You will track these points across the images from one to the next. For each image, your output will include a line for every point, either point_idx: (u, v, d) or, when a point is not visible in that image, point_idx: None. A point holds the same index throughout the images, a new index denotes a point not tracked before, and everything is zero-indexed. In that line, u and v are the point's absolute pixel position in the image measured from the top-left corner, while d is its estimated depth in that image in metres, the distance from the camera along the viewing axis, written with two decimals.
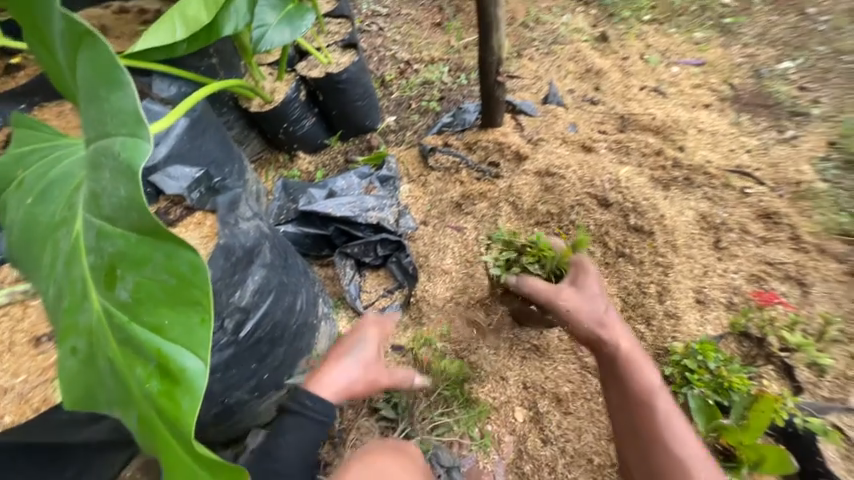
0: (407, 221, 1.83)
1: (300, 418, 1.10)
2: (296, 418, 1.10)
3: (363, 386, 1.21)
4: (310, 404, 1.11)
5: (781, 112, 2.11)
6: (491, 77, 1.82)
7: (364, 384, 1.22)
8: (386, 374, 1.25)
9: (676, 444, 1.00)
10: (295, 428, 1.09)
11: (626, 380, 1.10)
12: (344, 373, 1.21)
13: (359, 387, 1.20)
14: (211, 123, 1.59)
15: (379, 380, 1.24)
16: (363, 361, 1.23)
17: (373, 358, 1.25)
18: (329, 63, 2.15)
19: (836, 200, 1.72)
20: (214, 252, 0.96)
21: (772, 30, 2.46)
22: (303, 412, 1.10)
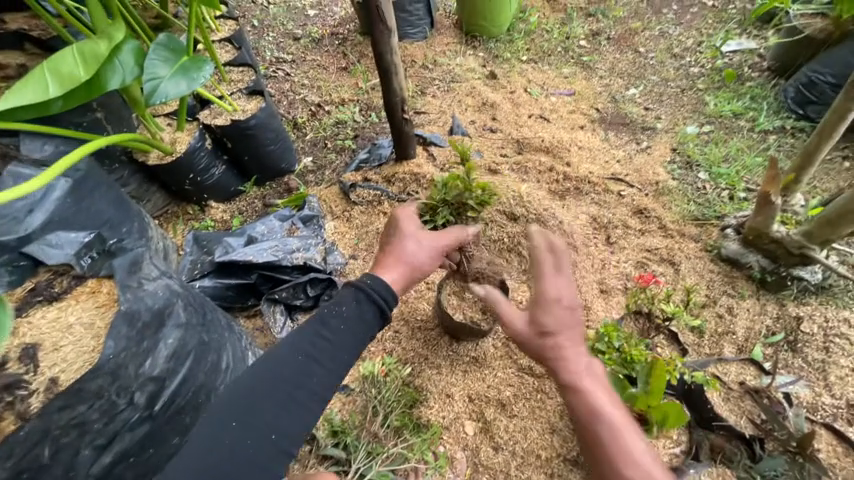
0: (336, 257, 1.83)
1: (322, 337, 1.05)
2: (320, 329, 1.07)
3: (418, 269, 1.25)
4: (347, 310, 1.09)
5: (636, 128, 2.61)
6: (398, 114, 1.96)
7: (430, 264, 1.30)
8: (440, 247, 1.33)
9: (635, 455, 0.99)
10: (322, 338, 1.05)
11: (586, 394, 1.07)
12: (407, 251, 1.26)
13: (422, 268, 1.26)
14: (102, 183, 1.47)
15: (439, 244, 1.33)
16: (417, 246, 1.28)
17: (420, 236, 1.31)
18: (235, 110, 2.13)
19: (685, 192, 2.15)
20: (116, 320, 0.85)
21: (618, 65, 3.06)
22: (324, 348, 1.05)
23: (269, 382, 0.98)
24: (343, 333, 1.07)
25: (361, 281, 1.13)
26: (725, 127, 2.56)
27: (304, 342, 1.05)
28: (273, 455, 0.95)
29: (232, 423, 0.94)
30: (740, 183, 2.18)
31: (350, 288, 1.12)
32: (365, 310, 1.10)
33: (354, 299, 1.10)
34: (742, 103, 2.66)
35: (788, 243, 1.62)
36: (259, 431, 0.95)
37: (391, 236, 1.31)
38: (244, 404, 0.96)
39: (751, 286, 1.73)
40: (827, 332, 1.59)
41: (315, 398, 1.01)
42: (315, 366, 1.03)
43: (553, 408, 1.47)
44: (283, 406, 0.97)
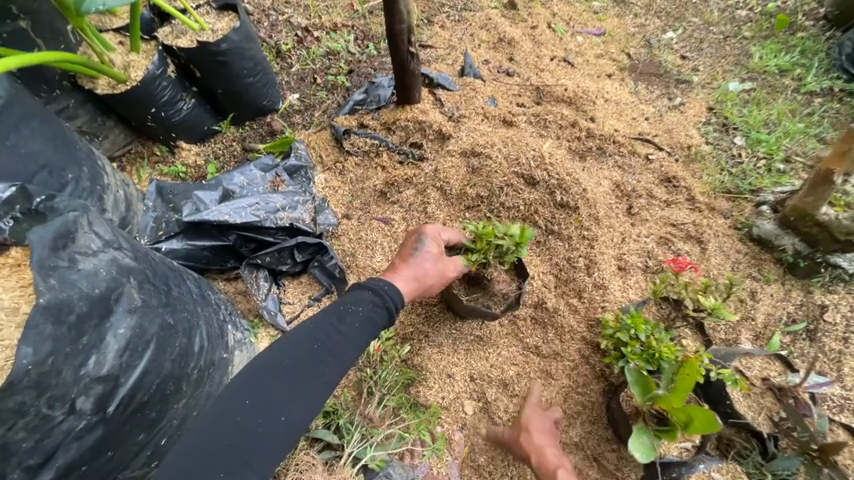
0: (327, 217, 1.59)
1: (336, 330, 0.99)
2: (335, 319, 1.00)
3: (423, 274, 1.17)
4: (363, 310, 1.03)
5: (670, 80, 2.29)
6: (403, 48, 1.62)
7: (437, 281, 1.20)
8: (454, 263, 1.26)
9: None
10: (336, 330, 0.99)
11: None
12: (419, 257, 1.19)
13: (428, 277, 1.17)
14: (34, 117, 1.19)
15: (451, 272, 1.24)
16: (428, 255, 1.20)
17: (438, 246, 1.24)
18: (203, 29, 1.73)
19: (718, 160, 1.93)
20: (34, 318, 0.64)
21: (657, 2, 2.63)
22: (338, 339, 0.98)
23: (281, 364, 0.93)
24: (356, 330, 1.00)
25: (378, 285, 1.08)
26: (768, 85, 2.26)
27: (319, 331, 0.99)
28: (276, 437, 0.87)
29: (246, 397, 0.88)
30: (779, 152, 1.96)
31: (366, 290, 1.06)
32: (377, 309, 1.05)
33: (368, 300, 1.05)
34: (791, 57, 2.34)
35: (833, 228, 1.46)
36: (268, 409, 0.88)
37: (412, 240, 1.24)
38: (258, 379, 0.90)
39: (778, 270, 1.61)
40: (851, 322, 1.50)
41: (325, 385, 0.95)
42: (328, 357, 0.97)
43: (557, 390, 1.39)
44: (292, 390, 0.91)
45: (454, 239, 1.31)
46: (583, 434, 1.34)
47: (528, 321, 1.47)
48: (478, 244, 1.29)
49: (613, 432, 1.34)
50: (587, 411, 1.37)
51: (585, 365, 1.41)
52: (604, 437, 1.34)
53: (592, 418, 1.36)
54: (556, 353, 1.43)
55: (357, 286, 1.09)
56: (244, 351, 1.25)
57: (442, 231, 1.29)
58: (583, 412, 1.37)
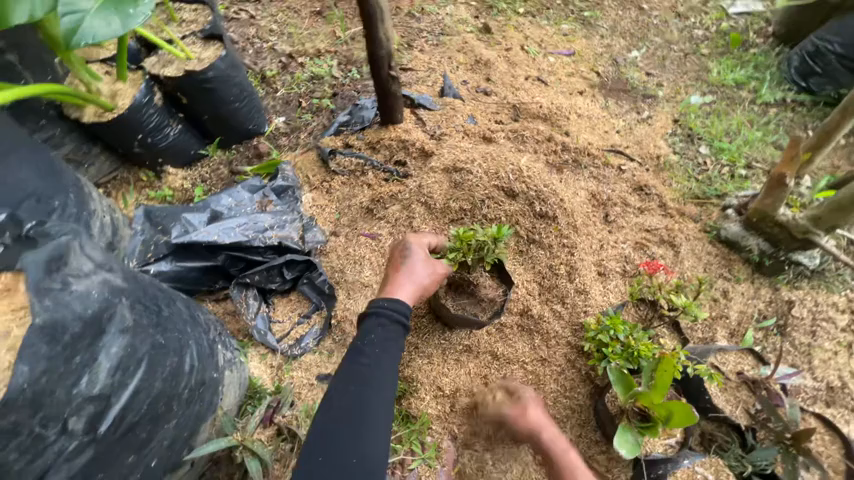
0: (315, 235, 1.63)
1: (361, 362, 1.03)
2: (358, 357, 1.04)
3: (414, 271, 1.22)
4: (376, 334, 1.07)
5: (637, 95, 2.44)
6: (384, 72, 1.71)
7: (433, 282, 1.25)
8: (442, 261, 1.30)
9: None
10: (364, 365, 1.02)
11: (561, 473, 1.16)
12: (409, 261, 1.24)
13: (422, 279, 1.21)
14: (21, 147, 1.21)
15: (441, 269, 1.28)
16: (419, 258, 1.25)
17: (424, 250, 1.30)
18: (189, 58, 1.78)
19: (686, 169, 2.05)
20: (30, 338, 0.67)
21: (621, 24, 2.82)
22: (370, 372, 1.01)
23: (336, 414, 0.96)
24: (379, 354, 1.04)
25: (376, 304, 1.11)
26: (727, 98, 2.43)
27: (348, 373, 1.02)
28: (368, 475, 0.90)
29: (320, 457, 0.91)
30: (741, 160, 2.09)
31: (371, 315, 1.09)
32: (392, 325, 1.09)
33: (374, 323, 1.09)
34: (745, 72, 2.52)
35: (792, 227, 1.57)
36: (343, 454, 0.91)
37: (399, 248, 1.30)
38: (323, 437, 0.94)
39: (746, 269, 1.70)
40: (816, 315, 1.59)
41: (383, 415, 0.98)
42: (367, 391, 0.99)
43: (546, 395, 1.42)
44: (356, 431, 0.93)
45: (435, 242, 1.37)
46: (572, 438, 1.37)
47: (515, 328, 1.51)
48: (459, 245, 1.35)
49: (601, 434, 1.37)
50: (576, 414, 1.40)
51: (571, 369, 1.45)
52: (592, 439, 1.37)
53: (581, 421, 1.39)
54: (543, 359, 1.47)
55: (361, 314, 1.13)
56: (235, 370, 1.25)
57: (425, 237, 1.36)
58: (571, 416, 1.40)
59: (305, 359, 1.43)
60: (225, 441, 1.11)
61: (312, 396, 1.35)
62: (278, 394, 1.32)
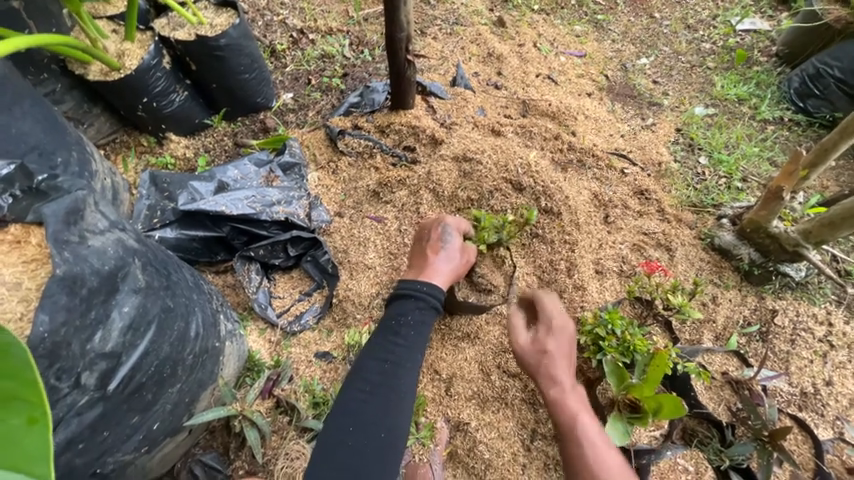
0: (320, 214, 1.63)
1: (397, 344, 1.06)
2: (394, 338, 1.07)
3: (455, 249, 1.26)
4: (413, 317, 1.09)
5: (643, 102, 2.48)
6: (402, 54, 1.69)
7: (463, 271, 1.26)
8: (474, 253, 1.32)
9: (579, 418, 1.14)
10: (395, 344, 1.06)
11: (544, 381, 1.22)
12: (446, 241, 1.26)
13: (458, 268, 1.23)
14: (26, 99, 1.18)
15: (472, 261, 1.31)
16: (456, 246, 1.26)
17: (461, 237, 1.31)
18: (201, 24, 1.74)
19: (685, 177, 2.11)
20: (49, 290, 0.66)
21: (632, 30, 2.85)
22: (403, 355, 1.05)
23: (368, 387, 1.00)
24: (414, 339, 1.07)
25: (415, 288, 1.13)
26: (728, 112, 2.49)
27: (382, 351, 1.06)
28: (391, 454, 0.95)
29: (350, 427, 0.95)
30: (738, 173, 2.16)
31: (409, 297, 1.11)
32: (427, 312, 1.11)
33: (413, 306, 1.11)
34: (747, 88, 2.58)
35: (783, 240, 1.63)
36: (371, 427, 0.96)
37: (434, 228, 1.31)
38: (352, 411, 0.97)
39: (736, 277, 1.77)
40: (796, 325, 1.67)
41: (407, 395, 1.02)
42: (393, 370, 1.03)
43: (538, 384, 1.47)
44: (384, 407, 0.98)
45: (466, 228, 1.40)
46: None
47: None
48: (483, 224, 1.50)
49: None
50: None
51: None
52: None
53: None
54: None
55: (398, 293, 1.14)
56: (235, 341, 1.25)
57: (460, 221, 1.38)
58: None
59: (304, 335, 1.44)
60: (225, 410, 1.12)
61: (310, 372, 1.35)
62: (276, 368, 1.32)
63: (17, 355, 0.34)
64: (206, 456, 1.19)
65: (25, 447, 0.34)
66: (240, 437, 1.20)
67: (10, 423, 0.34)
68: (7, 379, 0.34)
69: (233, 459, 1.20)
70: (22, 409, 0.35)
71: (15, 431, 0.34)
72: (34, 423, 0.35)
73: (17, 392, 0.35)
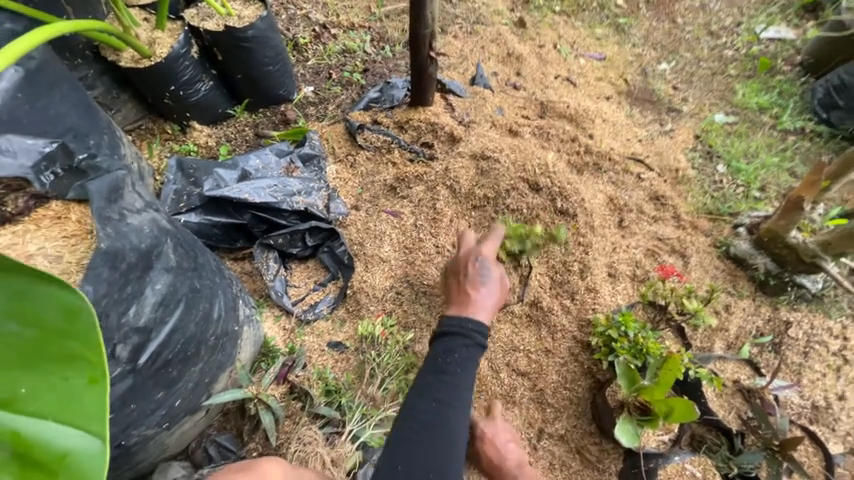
0: (338, 206, 1.66)
1: (445, 381, 1.04)
2: (440, 374, 1.06)
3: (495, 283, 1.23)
4: (460, 355, 1.07)
5: (661, 108, 2.46)
6: (425, 51, 1.70)
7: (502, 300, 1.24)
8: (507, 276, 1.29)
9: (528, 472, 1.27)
10: (446, 383, 1.04)
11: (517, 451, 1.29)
12: (484, 275, 1.24)
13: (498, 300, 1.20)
14: (63, 82, 1.22)
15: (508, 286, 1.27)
16: (495, 278, 1.23)
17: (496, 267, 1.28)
18: (229, 15, 1.77)
19: (702, 184, 2.09)
20: (94, 261, 0.70)
21: (653, 35, 2.83)
22: (452, 394, 1.03)
23: (416, 425, 1.00)
24: (462, 376, 1.05)
25: (464, 324, 1.10)
26: (749, 121, 2.46)
27: (430, 388, 1.05)
28: None
29: (399, 467, 0.96)
30: (756, 182, 2.14)
31: (455, 334, 1.09)
32: (474, 350, 1.09)
33: (460, 344, 1.08)
34: (769, 97, 2.55)
35: (801, 250, 1.60)
36: (420, 468, 0.96)
37: (470, 263, 1.28)
38: (402, 447, 0.98)
39: (750, 287, 1.75)
40: (811, 338, 1.66)
41: (456, 435, 1.01)
42: (443, 409, 1.02)
43: (547, 384, 1.48)
44: (433, 447, 0.98)
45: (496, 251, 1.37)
46: (567, 427, 1.44)
47: (523, 318, 1.57)
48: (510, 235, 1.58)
49: (596, 426, 1.43)
50: (573, 406, 1.46)
51: (574, 363, 1.50)
52: (587, 430, 1.43)
53: (577, 413, 1.45)
54: (547, 349, 1.52)
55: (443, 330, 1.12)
56: (252, 326, 1.28)
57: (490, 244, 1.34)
58: (569, 407, 1.46)
59: (318, 324, 1.46)
60: (241, 392, 1.14)
61: (322, 360, 1.38)
62: (291, 355, 1.36)
63: (83, 315, 0.35)
64: (221, 436, 1.23)
65: (84, 403, 0.35)
66: (254, 420, 1.23)
67: (74, 380, 0.35)
68: (75, 339, 0.35)
69: (247, 441, 1.22)
70: (83, 368, 0.35)
71: (77, 387, 0.35)
72: (92, 384, 0.35)
73: (80, 352, 0.36)
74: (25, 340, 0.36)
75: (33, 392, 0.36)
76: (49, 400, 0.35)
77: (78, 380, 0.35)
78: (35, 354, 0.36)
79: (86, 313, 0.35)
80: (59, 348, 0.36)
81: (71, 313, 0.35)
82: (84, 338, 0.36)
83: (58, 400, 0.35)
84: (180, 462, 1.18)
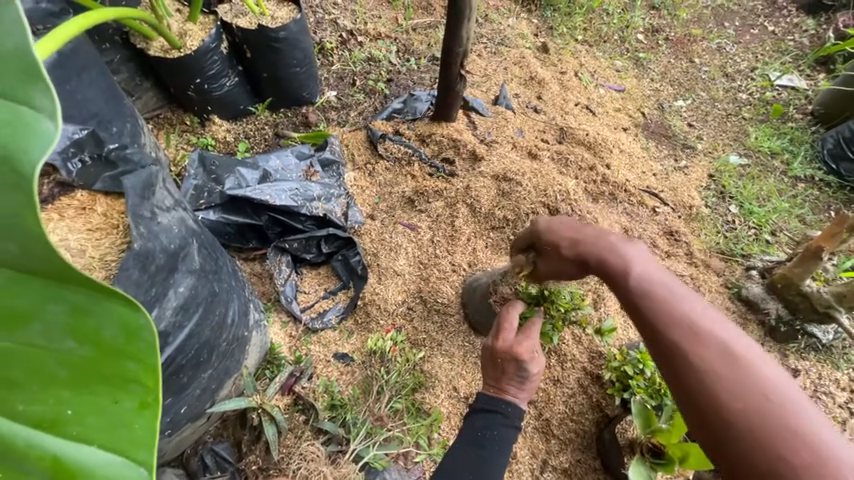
0: (355, 214, 1.63)
1: (481, 454, 1.01)
2: (477, 446, 1.03)
3: (535, 379, 1.09)
4: (498, 433, 1.05)
5: (677, 143, 2.49)
6: (456, 68, 1.71)
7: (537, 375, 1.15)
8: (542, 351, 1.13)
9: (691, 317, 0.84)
10: (483, 459, 1.01)
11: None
12: (523, 373, 1.08)
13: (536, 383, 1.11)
14: (95, 67, 1.20)
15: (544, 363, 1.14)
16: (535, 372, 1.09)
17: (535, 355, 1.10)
18: (263, 15, 1.77)
19: (715, 223, 2.10)
20: (125, 263, 0.70)
21: (671, 71, 2.88)
22: (486, 471, 1.00)
23: None
24: (497, 455, 1.03)
25: (503, 406, 1.07)
26: (761, 164, 2.49)
27: (466, 458, 1.01)
28: None
29: None
30: (767, 225, 2.16)
31: (494, 413, 1.06)
32: (509, 432, 1.06)
33: (499, 422, 1.06)
34: (781, 142, 2.59)
35: (814, 299, 1.62)
36: None
37: (505, 358, 1.08)
38: None
39: (760, 331, 1.75)
40: (817, 387, 1.65)
41: None
42: None
43: (554, 414, 1.44)
44: None
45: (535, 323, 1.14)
46: (572, 461, 1.40)
47: None
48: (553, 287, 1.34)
49: (601, 462, 1.40)
50: (579, 439, 1.43)
51: (583, 395, 1.48)
52: (592, 466, 1.40)
53: (583, 447, 1.42)
54: (556, 379, 1.49)
55: (481, 408, 1.08)
56: (260, 332, 1.23)
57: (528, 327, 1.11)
58: (575, 440, 1.43)
59: (326, 334, 1.42)
60: (245, 402, 1.10)
61: (327, 372, 1.34)
62: (298, 365, 1.31)
63: (144, 340, 0.30)
64: (218, 444, 1.17)
65: (131, 430, 0.32)
66: (255, 432, 1.18)
67: (125, 404, 0.31)
68: (130, 361, 0.31)
69: (244, 452, 1.17)
70: (136, 392, 0.32)
71: (127, 412, 0.32)
72: (144, 411, 0.31)
73: (137, 375, 0.31)
74: (78, 358, 0.31)
75: (81, 413, 0.32)
76: (96, 425, 0.32)
77: (129, 403, 0.32)
78: (86, 373, 0.32)
79: (147, 340, 0.30)
80: (113, 367, 0.31)
81: (132, 336, 0.30)
82: (140, 360, 0.31)
83: (106, 426, 0.32)
84: (172, 469, 1.12)
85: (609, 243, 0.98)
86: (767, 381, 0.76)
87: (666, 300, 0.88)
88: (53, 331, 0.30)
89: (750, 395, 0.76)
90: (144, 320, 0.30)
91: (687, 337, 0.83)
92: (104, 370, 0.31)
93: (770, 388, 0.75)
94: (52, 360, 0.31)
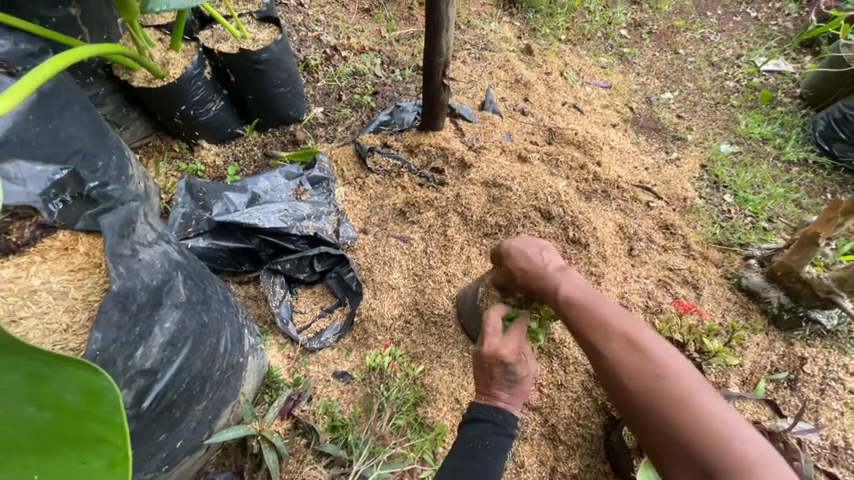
0: (347, 230, 1.62)
1: (474, 466, 0.98)
2: (470, 459, 1.00)
3: (524, 385, 1.08)
4: (491, 443, 1.02)
5: (667, 136, 2.49)
6: (438, 78, 1.71)
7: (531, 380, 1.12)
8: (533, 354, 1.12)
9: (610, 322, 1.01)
10: (477, 472, 0.97)
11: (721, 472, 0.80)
12: (512, 376, 1.06)
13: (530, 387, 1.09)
14: (77, 103, 1.20)
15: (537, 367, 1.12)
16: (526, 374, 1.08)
17: (524, 358, 1.09)
18: (244, 38, 1.79)
19: (711, 214, 2.09)
20: (104, 305, 0.70)
21: (657, 64, 2.88)
22: None
23: None
24: (492, 466, 0.99)
25: (494, 413, 1.05)
26: (753, 150, 2.48)
27: (459, 473, 0.98)
28: None
29: None
30: (764, 212, 2.14)
31: (486, 422, 1.04)
32: (503, 441, 1.03)
33: (491, 431, 1.03)
34: (772, 128, 2.58)
35: (815, 285, 1.59)
36: None
37: (493, 361, 1.08)
38: None
39: (763, 320, 1.73)
40: (826, 374, 1.62)
41: None
42: None
43: (560, 420, 1.42)
44: None
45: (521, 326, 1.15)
46: (582, 466, 1.38)
47: (536, 351, 1.53)
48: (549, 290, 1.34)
49: (611, 466, 1.37)
50: (587, 444, 1.41)
51: (588, 398, 1.46)
52: (602, 470, 1.37)
53: (592, 451, 1.40)
54: (559, 383, 1.48)
55: (472, 416, 1.06)
56: (257, 357, 1.22)
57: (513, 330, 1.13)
58: (583, 445, 1.40)
59: (324, 353, 1.41)
60: (244, 430, 1.08)
61: (327, 392, 1.33)
62: (296, 387, 1.30)
63: (109, 400, 0.36)
64: (220, 474, 1.16)
65: None
66: (256, 459, 1.16)
67: (96, 464, 0.36)
68: (97, 422, 0.36)
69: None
70: (107, 451, 0.36)
71: (98, 471, 0.36)
72: (116, 466, 0.36)
73: (104, 435, 0.36)
74: (45, 423, 0.36)
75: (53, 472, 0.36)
76: None
77: (98, 463, 0.36)
78: (54, 437, 0.37)
79: (112, 400, 0.36)
80: (81, 430, 0.36)
81: (99, 398, 0.36)
82: (106, 420, 0.36)
83: None
84: None
85: (540, 264, 1.14)
86: (665, 367, 0.93)
87: (588, 309, 1.04)
88: (23, 403, 0.36)
89: (655, 381, 0.92)
90: (105, 382, 0.36)
91: (609, 341, 0.99)
92: (73, 435, 0.36)
93: (667, 372, 0.92)
94: (18, 429, 0.36)
